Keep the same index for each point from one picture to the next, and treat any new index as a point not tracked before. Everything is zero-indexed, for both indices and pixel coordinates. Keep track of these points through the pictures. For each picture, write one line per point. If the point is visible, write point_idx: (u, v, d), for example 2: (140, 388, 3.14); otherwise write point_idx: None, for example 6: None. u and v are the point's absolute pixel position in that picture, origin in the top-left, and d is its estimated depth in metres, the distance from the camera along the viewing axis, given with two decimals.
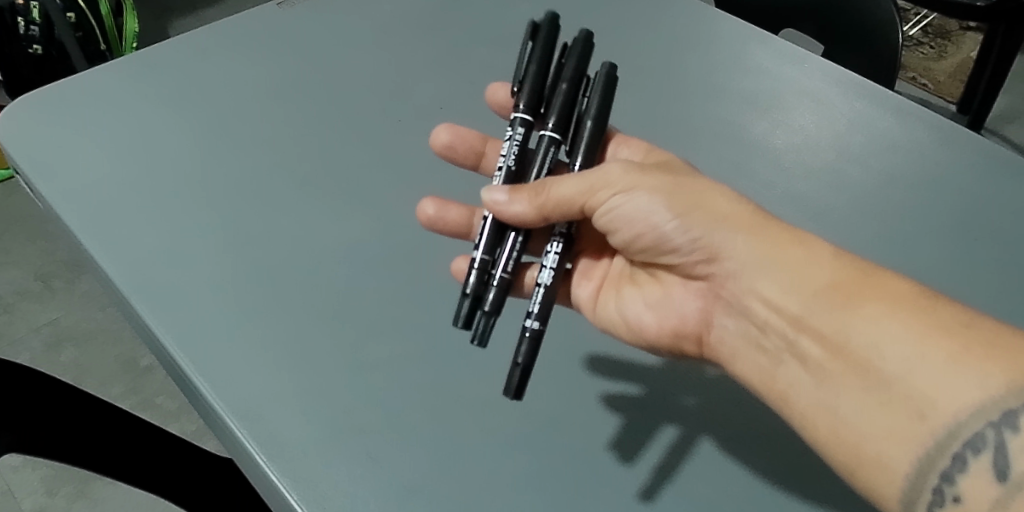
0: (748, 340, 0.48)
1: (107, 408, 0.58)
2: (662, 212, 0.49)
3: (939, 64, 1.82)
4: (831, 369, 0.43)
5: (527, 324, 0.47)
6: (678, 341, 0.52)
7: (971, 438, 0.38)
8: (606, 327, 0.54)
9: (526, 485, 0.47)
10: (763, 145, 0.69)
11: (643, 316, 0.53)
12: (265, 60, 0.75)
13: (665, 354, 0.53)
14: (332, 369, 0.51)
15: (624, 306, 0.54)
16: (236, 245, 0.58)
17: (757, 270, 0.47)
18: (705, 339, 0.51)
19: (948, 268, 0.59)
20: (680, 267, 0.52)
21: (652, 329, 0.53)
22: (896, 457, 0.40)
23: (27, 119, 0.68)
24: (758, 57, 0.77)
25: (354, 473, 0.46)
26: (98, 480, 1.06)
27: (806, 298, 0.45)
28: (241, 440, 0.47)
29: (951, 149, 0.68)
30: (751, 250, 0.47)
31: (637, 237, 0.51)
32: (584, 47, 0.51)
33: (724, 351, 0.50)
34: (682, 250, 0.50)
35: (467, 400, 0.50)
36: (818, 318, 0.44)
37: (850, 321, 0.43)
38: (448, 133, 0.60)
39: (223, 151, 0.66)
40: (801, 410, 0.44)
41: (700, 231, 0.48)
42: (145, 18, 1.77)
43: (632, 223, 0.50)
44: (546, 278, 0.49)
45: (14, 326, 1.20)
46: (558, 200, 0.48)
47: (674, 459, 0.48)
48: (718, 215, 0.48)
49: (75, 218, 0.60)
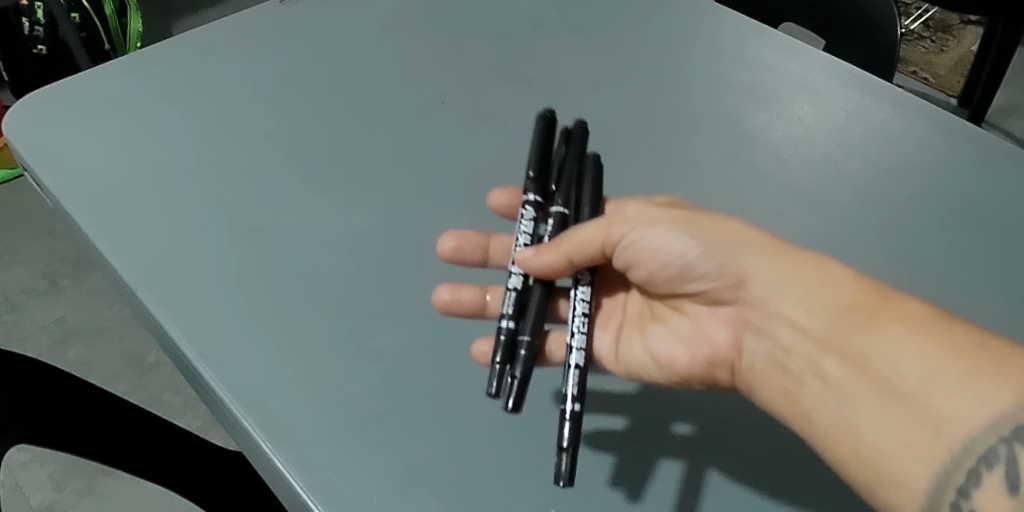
0: (774, 364, 0.47)
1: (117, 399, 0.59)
2: (685, 240, 0.50)
3: (940, 59, 1.82)
4: (850, 386, 0.42)
5: (567, 409, 0.45)
6: (710, 370, 0.51)
7: (984, 453, 0.37)
8: (637, 369, 0.53)
9: (526, 471, 0.47)
10: (761, 137, 0.69)
11: (673, 351, 0.52)
12: (268, 57, 0.75)
13: (696, 386, 0.52)
14: (335, 358, 0.52)
15: (651, 343, 0.54)
16: (242, 238, 0.59)
17: (780, 295, 0.46)
18: (736, 366, 0.50)
19: (945, 257, 0.60)
20: (701, 297, 0.52)
21: (684, 361, 0.52)
22: (914, 475, 0.39)
23: (33, 117, 0.68)
24: (757, 50, 0.78)
25: (357, 460, 0.47)
26: (105, 475, 1.06)
27: (828, 321, 0.44)
28: (247, 428, 0.48)
29: (947, 139, 0.69)
30: (775, 273, 0.47)
31: (662, 269, 0.52)
32: (581, 135, 0.56)
33: (753, 376, 0.48)
34: (708, 277, 0.50)
35: (469, 388, 0.51)
36: (840, 338, 0.43)
37: (872, 342, 0.42)
38: (452, 237, 0.56)
39: (228, 147, 0.66)
40: (823, 429, 0.43)
41: (725, 257, 0.49)
42: (149, 18, 1.79)
43: (651, 257, 0.52)
44: (576, 358, 0.48)
45: (21, 324, 1.21)
46: (581, 241, 0.49)
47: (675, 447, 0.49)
48: (737, 238, 0.49)
49: (81, 213, 0.60)
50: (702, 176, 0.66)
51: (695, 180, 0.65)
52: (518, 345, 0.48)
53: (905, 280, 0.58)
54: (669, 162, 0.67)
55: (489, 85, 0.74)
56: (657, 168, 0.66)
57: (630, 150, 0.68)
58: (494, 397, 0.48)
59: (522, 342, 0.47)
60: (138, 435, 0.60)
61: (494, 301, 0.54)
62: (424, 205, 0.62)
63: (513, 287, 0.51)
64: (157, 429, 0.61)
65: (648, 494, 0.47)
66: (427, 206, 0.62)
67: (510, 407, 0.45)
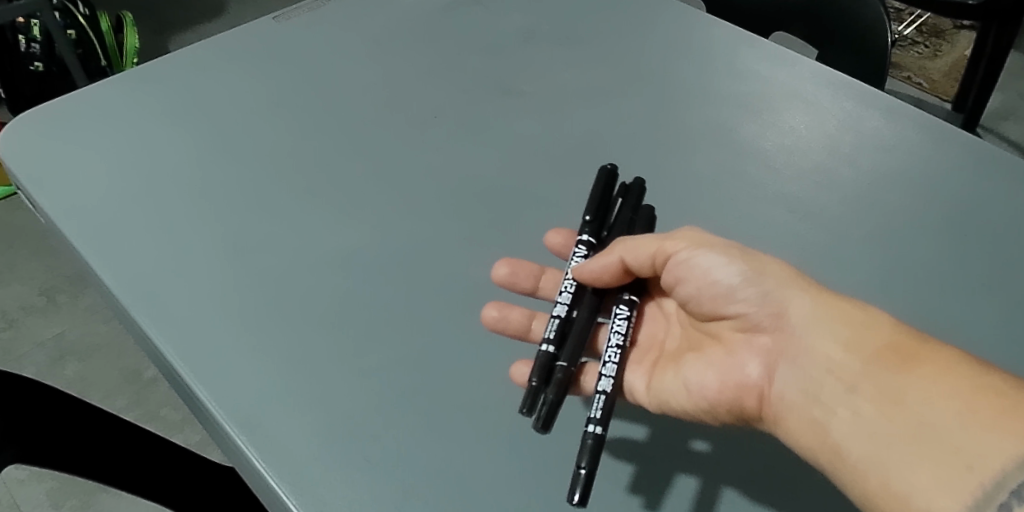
0: (807, 394, 0.45)
1: (111, 418, 0.59)
2: (732, 267, 0.50)
3: (934, 64, 1.83)
4: (883, 422, 0.41)
5: (591, 429, 0.46)
6: (739, 398, 0.48)
7: (1016, 488, 0.37)
8: (668, 399, 0.51)
9: (521, 486, 0.47)
10: (753, 147, 0.70)
11: (705, 379, 0.50)
12: (261, 74, 0.76)
13: (725, 416, 0.49)
14: (329, 374, 0.52)
15: (683, 373, 0.52)
16: (235, 255, 0.59)
17: (813, 332, 0.46)
18: (765, 392, 0.47)
19: (937, 265, 0.60)
20: (737, 323, 0.50)
21: (715, 389, 0.49)
22: (945, 508, 0.38)
23: (27, 136, 0.69)
24: (748, 60, 0.78)
25: (351, 476, 0.47)
26: (103, 492, 1.06)
27: (865, 358, 0.43)
28: (241, 446, 0.48)
29: (937, 147, 0.69)
30: (815, 310, 0.46)
31: (705, 294, 0.51)
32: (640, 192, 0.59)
33: (782, 406, 0.46)
34: (750, 304, 0.49)
35: (463, 403, 0.51)
36: (875, 377, 0.43)
37: (906, 382, 0.42)
38: (506, 262, 0.56)
39: (221, 164, 0.67)
40: (853, 462, 0.42)
41: (770, 287, 0.48)
42: (146, 34, 1.80)
43: (697, 280, 0.51)
44: (605, 380, 0.48)
45: (18, 341, 1.22)
46: (633, 247, 0.51)
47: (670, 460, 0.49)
48: (783, 274, 0.48)
49: (75, 232, 0.61)
50: (695, 187, 0.66)
51: (688, 191, 0.65)
52: (555, 370, 0.48)
53: (896, 289, 0.58)
54: (661, 172, 0.67)
55: (482, 97, 0.74)
56: (650, 179, 0.66)
57: (623, 162, 0.68)
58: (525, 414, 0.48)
59: (558, 367, 0.48)
60: (132, 453, 0.60)
61: (540, 326, 0.53)
62: (417, 220, 0.62)
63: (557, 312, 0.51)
64: (152, 447, 0.61)
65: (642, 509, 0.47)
66: (420, 221, 0.62)
67: (538, 425, 0.46)
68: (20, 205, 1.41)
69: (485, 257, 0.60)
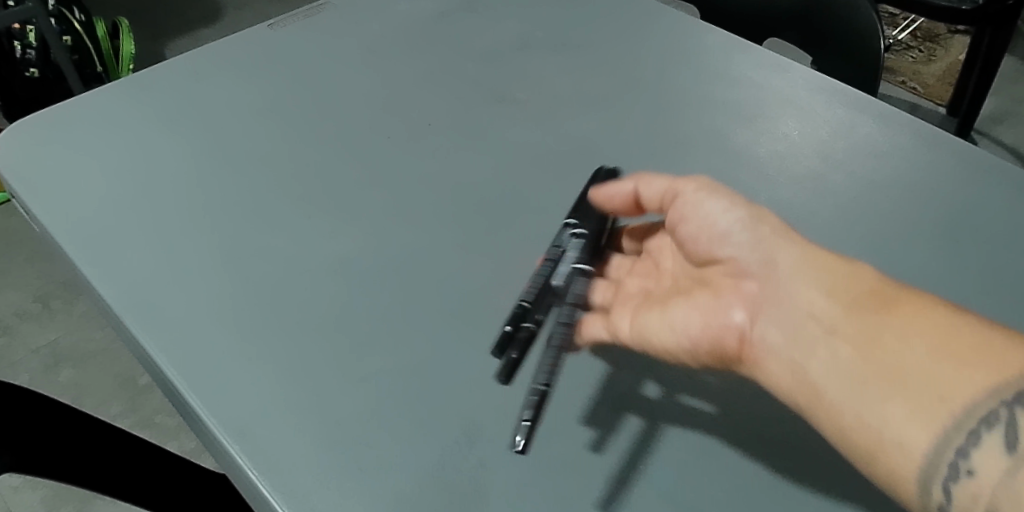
0: (789, 335, 0.46)
1: (106, 427, 0.59)
2: (731, 214, 0.52)
3: (929, 69, 1.84)
4: (860, 363, 0.43)
5: (521, 420, 0.45)
6: (720, 337, 0.50)
7: (985, 415, 0.39)
8: (652, 336, 0.52)
9: (516, 495, 0.47)
10: (746, 153, 0.70)
11: (689, 319, 0.51)
12: (257, 81, 0.76)
13: (706, 356, 0.50)
14: (324, 383, 0.52)
15: (668, 315, 0.52)
16: (229, 263, 0.59)
17: (797, 278, 0.48)
18: (746, 335, 0.49)
19: (930, 271, 0.60)
20: (726, 267, 0.52)
21: (698, 330, 0.51)
22: (917, 440, 0.40)
23: (21, 144, 0.69)
24: (741, 67, 0.78)
25: (345, 486, 0.47)
26: (97, 499, 1.06)
27: (845, 304, 0.46)
28: (235, 457, 0.48)
29: (930, 153, 0.69)
30: (800, 258, 0.49)
31: (700, 239, 0.54)
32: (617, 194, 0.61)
33: (762, 349, 0.48)
34: (741, 249, 0.51)
35: (458, 411, 0.51)
36: (852, 320, 0.45)
37: (882, 323, 0.44)
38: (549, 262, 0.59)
39: (216, 172, 0.67)
40: (829, 403, 0.44)
41: (764, 237, 0.51)
42: (142, 39, 1.80)
43: (695, 224, 0.54)
44: (547, 367, 0.47)
45: (13, 347, 1.21)
46: (650, 183, 0.56)
47: (665, 465, 0.48)
48: (777, 226, 0.51)
49: (69, 240, 0.60)
50: None
51: None
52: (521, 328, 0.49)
53: None
54: None
55: (476, 104, 0.74)
56: None
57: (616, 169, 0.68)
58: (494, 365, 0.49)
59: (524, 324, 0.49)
60: (128, 461, 0.60)
61: None
62: (412, 227, 0.62)
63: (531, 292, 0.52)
64: (147, 455, 0.61)
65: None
66: (414, 228, 0.62)
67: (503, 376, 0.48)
68: (16, 211, 1.41)
69: (479, 264, 0.60)
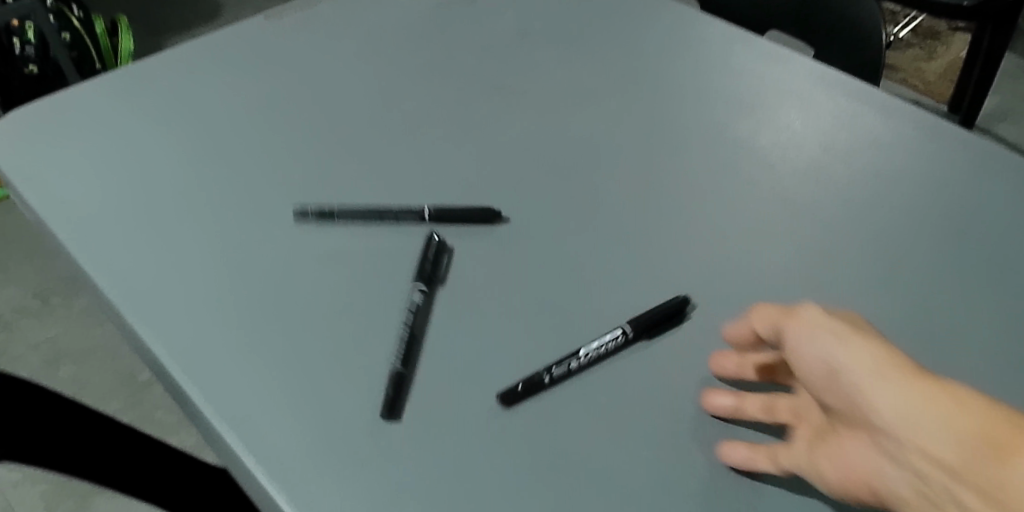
0: (918, 495, 0.34)
1: (110, 422, 0.59)
2: (834, 348, 0.39)
3: (930, 66, 1.83)
4: None
5: (392, 369, 0.51)
6: (857, 490, 0.39)
7: None
8: (798, 466, 0.43)
9: (521, 482, 0.46)
10: (748, 145, 0.69)
11: (824, 467, 0.41)
12: (254, 73, 0.76)
13: (853, 501, 0.40)
14: (323, 371, 0.51)
15: (815, 460, 0.42)
16: (227, 254, 0.59)
17: (900, 420, 0.35)
18: (879, 491, 0.37)
19: (937, 258, 0.59)
20: (841, 416, 0.39)
21: (834, 482, 0.40)
22: None
23: (19, 136, 0.68)
24: (742, 58, 0.78)
25: (344, 473, 0.46)
26: (97, 495, 1.06)
27: (959, 452, 0.32)
28: (233, 446, 0.47)
29: (932, 142, 0.69)
30: (899, 399, 0.35)
31: (811, 383, 0.41)
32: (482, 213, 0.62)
33: (898, 505, 0.36)
34: (840, 395, 0.38)
35: (459, 400, 0.50)
36: (975, 475, 0.32)
37: (1012, 476, 0.31)
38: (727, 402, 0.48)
39: (214, 163, 0.66)
40: None
41: (858, 375, 0.37)
42: (141, 37, 1.80)
43: (806, 369, 0.41)
44: (406, 327, 0.53)
45: (11, 342, 1.21)
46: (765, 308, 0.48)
47: (672, 455, 0.47)
48: (874, 365, 0.37)
49: (66, 230, 0.60)
50: (690, 185, 0.66)
51: (682, 191, 0.65)
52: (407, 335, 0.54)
53: (896, 283, 0.57)
54: (655, 171, 0.67)
55: (475, 97, 0.74)
56: (644, 179, 0.66)
57: (616, 162, 0.68)
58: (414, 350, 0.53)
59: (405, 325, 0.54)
60: (126, 454, 0.59)
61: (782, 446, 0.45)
62: (411, 218, 0.62)
63: (382, 215, 0.62)
64: (145, 448, 0.61)
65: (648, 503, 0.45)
66: (413, 221, 0.62)
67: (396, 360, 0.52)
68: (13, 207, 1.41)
69: (478, 258, 0.59)
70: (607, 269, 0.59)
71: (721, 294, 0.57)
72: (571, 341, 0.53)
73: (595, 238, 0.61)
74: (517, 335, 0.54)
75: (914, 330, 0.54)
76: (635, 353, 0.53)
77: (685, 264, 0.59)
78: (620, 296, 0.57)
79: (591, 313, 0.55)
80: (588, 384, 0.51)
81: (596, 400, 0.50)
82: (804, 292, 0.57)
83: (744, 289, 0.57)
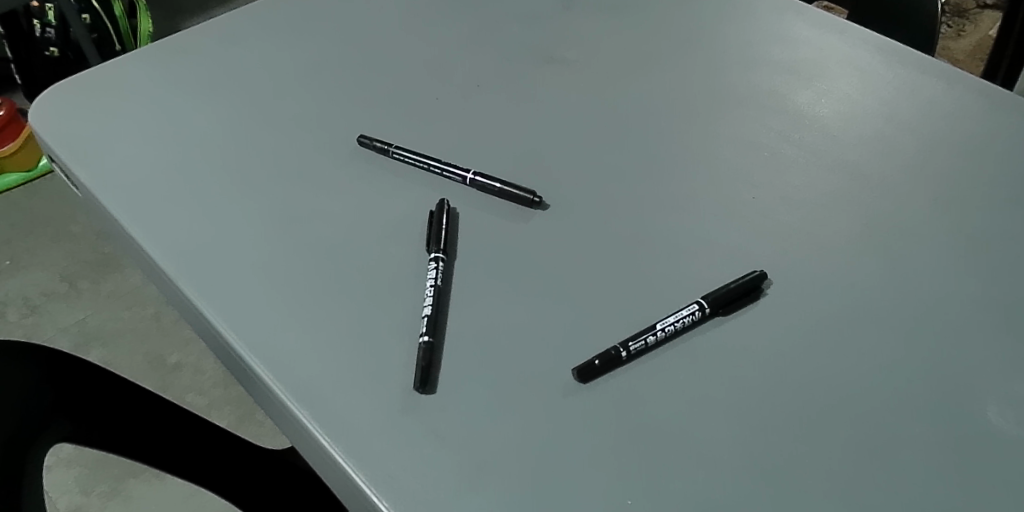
0: None
1: (170, 406, 0.55)
2: None
3: (958, 45, 1.81)
4: None
5: (420, 339, 0.48)
6: None
7: None
8: None
9: (607, 458, 0.43)
10: (808, 114, 0.67)
11: None
12: (296, 47, 0.74)
13: None
14: (389, 342, 0.49)
15: None
16: (281, 225, 0.57)
17: None
18: None
19: (1016, 231, 0.57)
20: None
21: None
22: None
23: (61, 109, 0.67)
24: (797, 27, 0.76)
25: (418, 448, 0.43)
26: (131, 479, 1.10)
27: None
28: (302, 419, 0.45)
29: (1001, 111, 0.66)
30: None
31: None
32: (520, 191, 0.58)
33: None
34: None
35: (534, 370, 0.47)
36: None
37: None
38: None
39: (261, 134, 0.65)
40: None
41: None
42: (158, 19, 1.80)
43: None
44: (428, 297, 0.51)
45: (42, 326, 1.27)
46: None
47: (760, 429, 0.45)
48: None
49: (115, 201, 0.58)
50: (752, 153, 0.63)
51: (745, 159, 0.63)
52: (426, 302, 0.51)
53: (975, 256, 0.55)
54: (717, 140, 0.65)
55: (524, 68, 0.72)
56: (702, 146, 0.64)
57: (674, 130, 0.65)
58: (436, 315, 0.50)
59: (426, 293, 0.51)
60: (188, 438, 0.56)
61: None
62: (467, 188, 0.60)
63: (429, 163, 0.61)
64: (204, 432, 0.58)
65: (741, 482, 0.42)
66: (469, 188, 0.60)
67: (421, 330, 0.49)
68: (51, 196, 1.51)
69: (539, 224, 0.57)
70: (672, 235, 0.57)
71: (792, 261, 0.55)
72: (645, 312, 0.51)
73: (660, 205, 0.59)
74: (587, 300, 0.52)
75: (997, 306, 0.52)
76: (711, 323, 0.50)
77: (751, 229, 0.57)
78: (693, 266, 0.54)
79: (661, 280, 0.53)
80: (666, 358, 0.48)
81: (674, 370, 0.48)
82: (881, 259, 0.55)
83: (818, 256, 0.55)
